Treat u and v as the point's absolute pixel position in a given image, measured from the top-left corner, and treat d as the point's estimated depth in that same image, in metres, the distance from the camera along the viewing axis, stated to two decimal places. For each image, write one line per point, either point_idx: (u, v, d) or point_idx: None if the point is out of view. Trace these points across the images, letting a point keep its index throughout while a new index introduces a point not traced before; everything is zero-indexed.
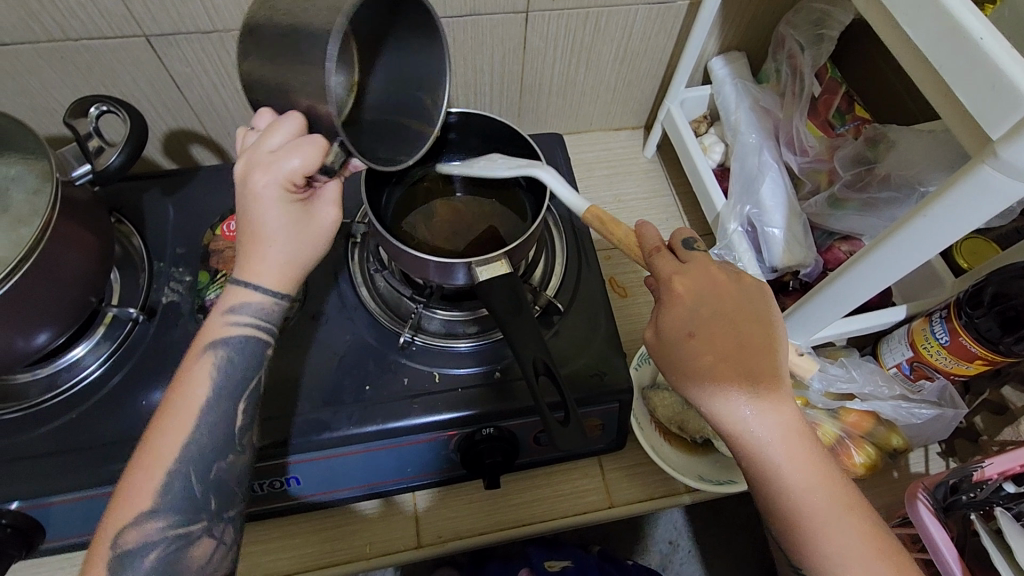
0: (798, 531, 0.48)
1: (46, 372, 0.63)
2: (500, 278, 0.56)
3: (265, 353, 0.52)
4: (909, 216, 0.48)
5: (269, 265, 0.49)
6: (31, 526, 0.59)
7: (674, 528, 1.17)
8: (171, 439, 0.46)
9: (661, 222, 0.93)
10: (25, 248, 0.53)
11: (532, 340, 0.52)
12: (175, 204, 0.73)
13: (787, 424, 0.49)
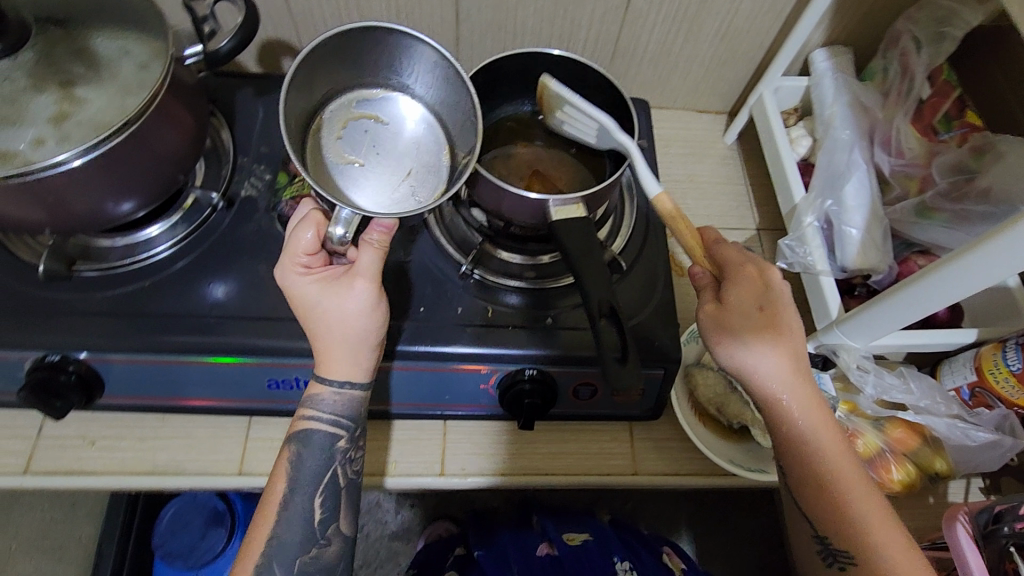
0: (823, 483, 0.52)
1: (126, 242, 0.67)
2: (578, 221, 0.56)
3: (341, 445, 0.60)
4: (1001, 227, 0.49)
5: (324, 335, 0.56)
6: (93, 379, 0.62)
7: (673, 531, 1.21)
8: (261, 532, 0.57)
9: (730, 209, 0.91)
10: (132, 113, 0.56)
11: (601, 281, 0.52)
12: (265, 106, 0.75)
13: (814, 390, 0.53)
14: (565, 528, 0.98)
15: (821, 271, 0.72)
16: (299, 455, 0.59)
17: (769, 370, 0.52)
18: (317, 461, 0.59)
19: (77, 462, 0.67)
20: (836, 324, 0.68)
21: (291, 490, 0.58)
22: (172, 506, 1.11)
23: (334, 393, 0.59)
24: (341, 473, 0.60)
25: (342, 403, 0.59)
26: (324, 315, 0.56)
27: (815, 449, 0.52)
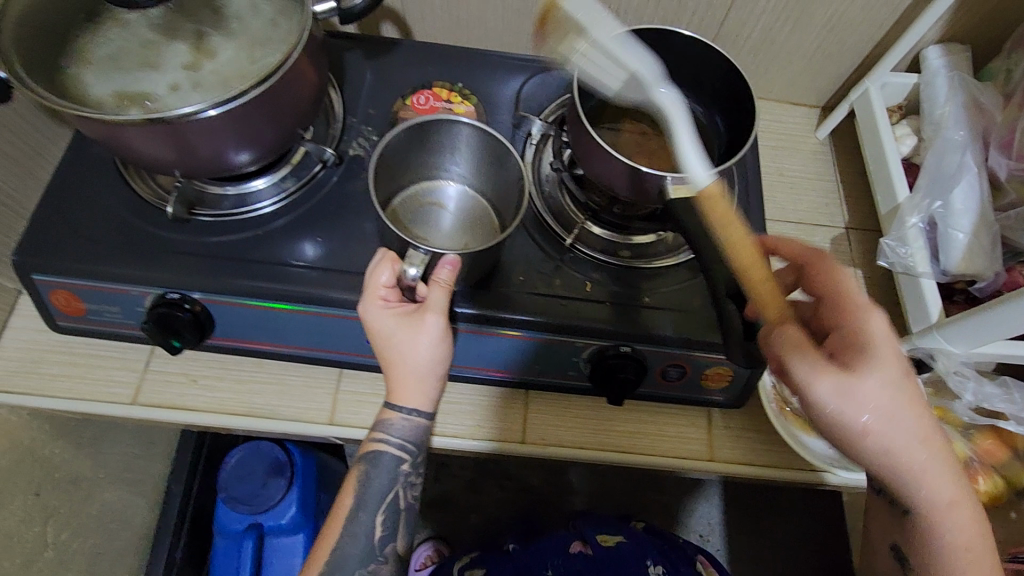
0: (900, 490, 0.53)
1: (238, 190, 0.69)
2: (699, 202, 0.56)
3: (401, 468, 0.63)
4: None
5: (399, 374, 0.60)
6: (207, 320, 0.65)
7: (707, 523, 1.34)
8: (327, 546, 0.62)
9: (819, 205, 0.89)
10: (274, 67, 0.57)
11: (723, 258, 0.53)
12: (373, 69, 0.76)
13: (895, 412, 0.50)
14: (602, 528, 0.99)
15: (921, 273, 0.71)
16: (367, 475, 0.63)
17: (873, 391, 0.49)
18: (382, 482, 0.63)
19: (180, 397, 0.70)
20: (937, 327, 0.67)
21: (358, 507, 0.62)
22: (236, 453, 1.16)
23: (404, 418, 0.62)
24: (400, 495, 0.64)
25: (411, 428, 0.62)
26: (402, 353, 0.58)
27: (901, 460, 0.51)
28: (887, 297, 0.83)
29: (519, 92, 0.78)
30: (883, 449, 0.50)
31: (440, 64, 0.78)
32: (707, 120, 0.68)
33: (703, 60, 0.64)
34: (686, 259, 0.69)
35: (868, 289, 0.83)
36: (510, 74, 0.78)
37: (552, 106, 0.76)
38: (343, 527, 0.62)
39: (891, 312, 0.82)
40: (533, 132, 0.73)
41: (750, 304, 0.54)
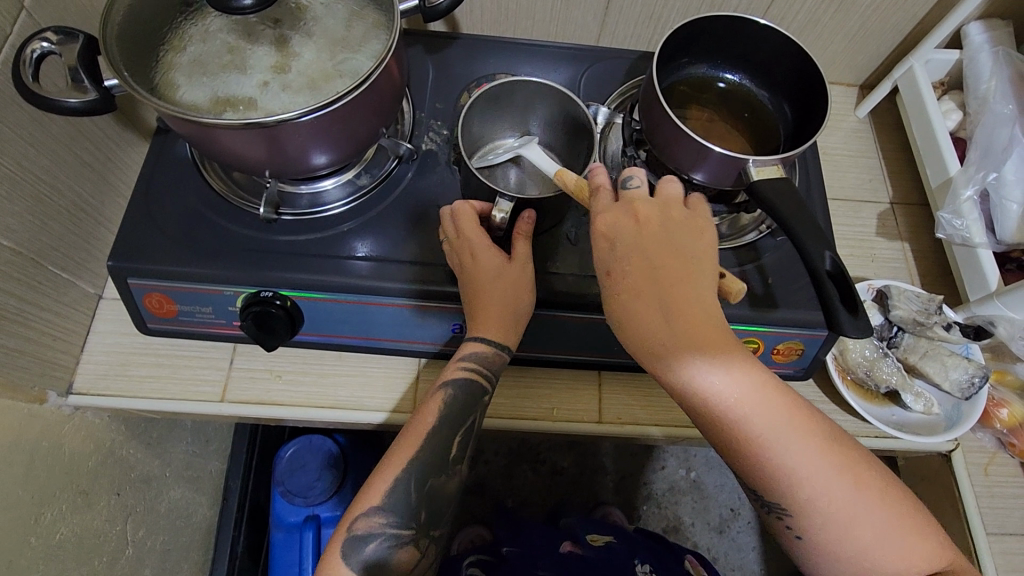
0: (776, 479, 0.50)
1: (314, 189, 0.71)
2: (779, 181, 0.58)
3: (482, 397, 0.64)
4: None
5: (492, 311, 0.61)
6: (297, 314, 0.67)
7: (736, 498, 1.38)
8: (404, 450, 0.61)
9: (862, 181, 0.91)
10: (369, 70, 0.59)
11: (814, 235, 0.55)
12: (435, 64, 0.78)
13: (752, 391, 0.49)
14: (591, 530, 1.06)
15: (979, 243, 0.74)
16: (454, 395, 0.63)
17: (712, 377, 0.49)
18: (466, 404, 0.63)
19: (267, 393, 0.72)
20: (997, 295, 0.71)
21: (440, 425, 0.62)
22: (288, 447, 1.18)
23: (496, 352, 0.63)
24: (477, 422, 0.64)
25: (495, 363, 0.64)
26: (496, 283, 0.61)
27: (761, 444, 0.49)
28: (935, 269, 0.86)
29: (577, 80, 0.79)
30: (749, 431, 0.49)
31: (498, 57, 0.80)
32: (772, 108, 0.72)
33: (777, 48, 0.68)
34: (751, 241, 0.71)
35: (917, 262, 0.86)
36: (569, 64, 0.80)
37: (614, 95, 0.77)
38: (423, 440, 0.61)
39: (939, 283, 0.85)
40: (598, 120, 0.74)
41: (848, 281, 0.55)
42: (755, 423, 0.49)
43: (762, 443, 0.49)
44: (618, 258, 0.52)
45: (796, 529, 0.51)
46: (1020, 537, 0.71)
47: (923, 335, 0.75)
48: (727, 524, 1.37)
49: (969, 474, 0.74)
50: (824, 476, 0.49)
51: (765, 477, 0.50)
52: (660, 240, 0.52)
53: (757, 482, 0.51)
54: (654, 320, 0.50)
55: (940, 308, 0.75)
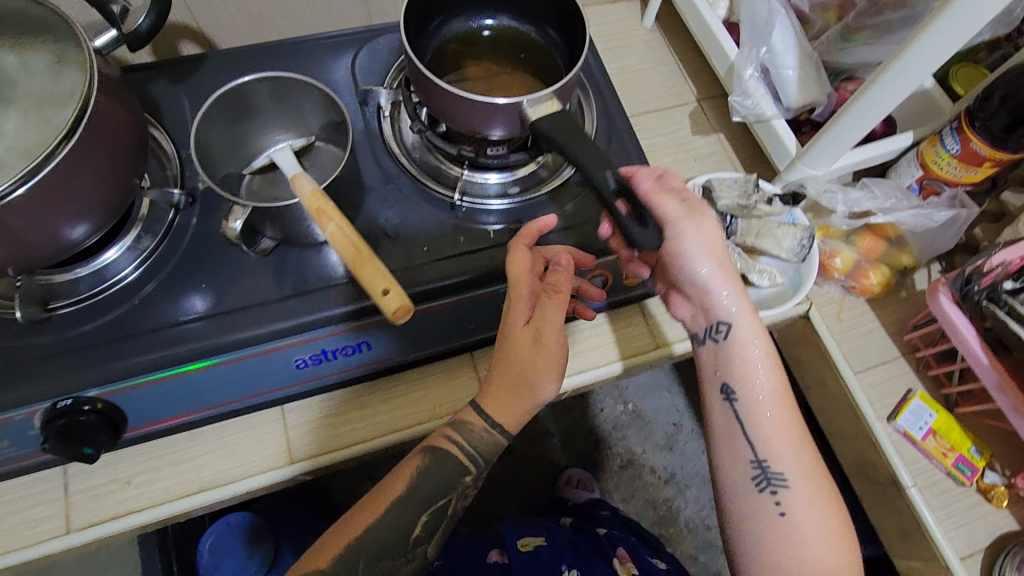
0: (765, 423, 0.59)
1: (90, 270, 0.62)
2: (557, 115, 0.57)
3: (462, 478, 0.59)
4: (891, 61, 0.60)
5: (522, 386, 0.56)
6: (114, 413, 0.59)
7: (675, 412, 1.42)
8: (362, 519, 0.58)
9: (667, 89, 0.94)
10: (71, 123, 0.51)
11: (595, 160, 0.55)
12: (188, 95, 0.70)
13: (754, 343, 0.61)
14: (523, 534, 1.04)
15: (771, 116, 0.78)
16: (430, 466, 0.58)
17: (736, 333, 0.61)
18: (439, 483, 0.58)
19: (120, 504, 0.64)
20: (798, 159, 0.75)
21: (410, 494, 0.58)
22: (207, 539, 1.10)
23: (486, 429, 0.58)
24: (453, 503, 0.60)
25: (488, 442, 0.58)
26: (540, 356, 0.55)
27: (751, 376, 0.60)
28: (751, 150, 0.90)
29: (351, 66, 0.73)
30: (744, 364, 0.61)
31: (259, 68, 0.73)
32: (545, 38, 0.70)
33: None
34: (569, 176, 0.70)
35: (735, 149, 0.90)
36: (337, 53, 0.74)
37: (392, 66, 0.73)
38: (384, 509, 0.58)
39: (760, 162, 0.89)
40: (382, 103, 0.69)
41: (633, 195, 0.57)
42: (752, 359, 0.60)
43: (778, 410, 0.59)
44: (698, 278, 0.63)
45: (783, 505, 0.58)
46: (882, 366, 0.78)
47: (752, 216, 0.77)
48: (674, 440, 1.40)
49: (826, 325, 0.79)
50: (820, 478, 0.59)
51: (775, 443, 0.59)
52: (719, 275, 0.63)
53: (776, 460, 0.59)
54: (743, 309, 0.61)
55: (757, 186, 0.78)
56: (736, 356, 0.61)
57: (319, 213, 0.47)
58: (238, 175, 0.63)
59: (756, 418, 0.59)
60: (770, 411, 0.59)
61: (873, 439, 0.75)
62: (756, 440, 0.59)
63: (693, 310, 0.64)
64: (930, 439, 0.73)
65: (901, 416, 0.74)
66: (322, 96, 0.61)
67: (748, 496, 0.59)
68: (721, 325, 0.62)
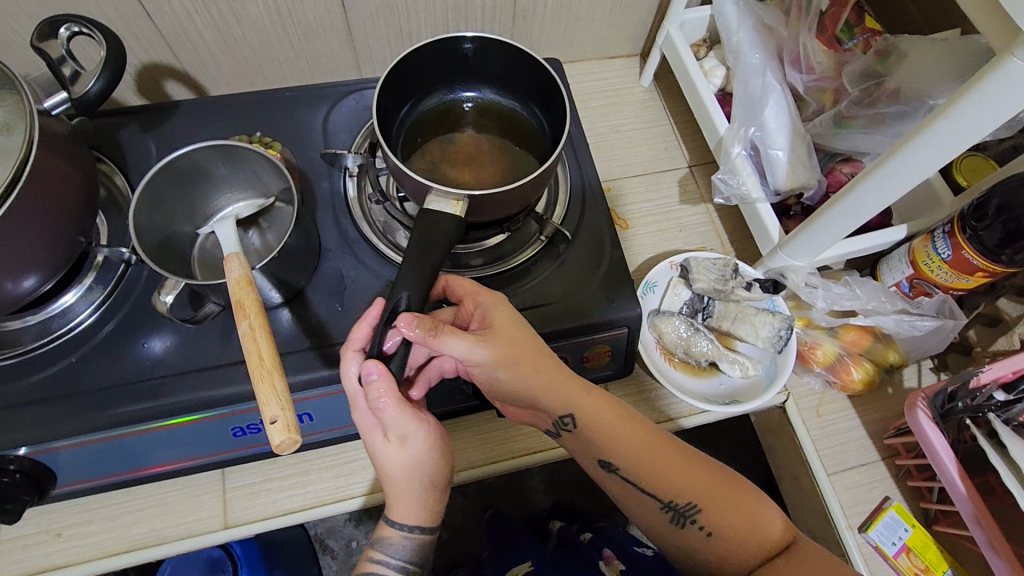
0: (654, 472, 0.58)
1: (37, 319, 0.62)
2: (448, 219, 0.55)
3: None
4: (873, 168, 0.57)
5: (401, 494, 0.55)
6: (41, 471, 0.58)
7: None
8: None
9: (659, 152, 0.91)
10: (5, 186, 0.51)
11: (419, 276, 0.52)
12: (157, 142, 0.69)
13: (592, 400, 0.58)
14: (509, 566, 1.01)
15: (756, 198, 0.74)
16: None
17: (566, 399, 0.58)
18: None
19: (47, 557, 0.63)
20: (779, 247, 0.71)
21: None
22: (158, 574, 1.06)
23: (404, 536, 0.57)
24: None
25: (409, 549, 0.57)
26: (401, 468, 0.54)
27: (609, 438, 0.58)
28: (740, 222, 0.86)
29: (325, 122, 0.72)
30: (600, 430, 0.58)
31: (232, 117, 0.72)
32: (525, 115, 0.71)
33: (507, 61, 0.66)
34: (535, 253, 0.68)
35: (723, 220, 0.86)
36: (312, 106, 0.73)
37: (367, 124, 0.72)
38: None
39: (748, 237, 0.85)
40: (349, 166, 0.68)
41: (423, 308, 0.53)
42: (602, 419, 0.58)
43: (657, 452, 0.58)
44: (521, 348, 0.56)
45: (705, 525, 0.57)
46: (859, 468, 0.73)
47: (729, 300, 0.75)
48: None
49: (803, 420, 0.75)
50: (720, 481, 0.58)
51: (675, 484, 0.57)
52: (528, 334, 0.57)
53: (676, 493, 0.57)
54: (559, 377, 0.57)
55: (736, 270, 0.75)
56: (590, 423, 0.59)
57: (238, 309, 0.46)
58: (190, 236, 0.61)
59: (641, 466, 0.58)
60: (644, 458, 0.58)
61: (843, 549, 0.70)
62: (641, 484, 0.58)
63: (533, 413, 0.61)
64: (902, 556, 0.68)
65: (873, 528, 0.70)
66: (275, 163, 0.60)
67: (672, 530, 0.58)
68: (566, 417, 0.59)
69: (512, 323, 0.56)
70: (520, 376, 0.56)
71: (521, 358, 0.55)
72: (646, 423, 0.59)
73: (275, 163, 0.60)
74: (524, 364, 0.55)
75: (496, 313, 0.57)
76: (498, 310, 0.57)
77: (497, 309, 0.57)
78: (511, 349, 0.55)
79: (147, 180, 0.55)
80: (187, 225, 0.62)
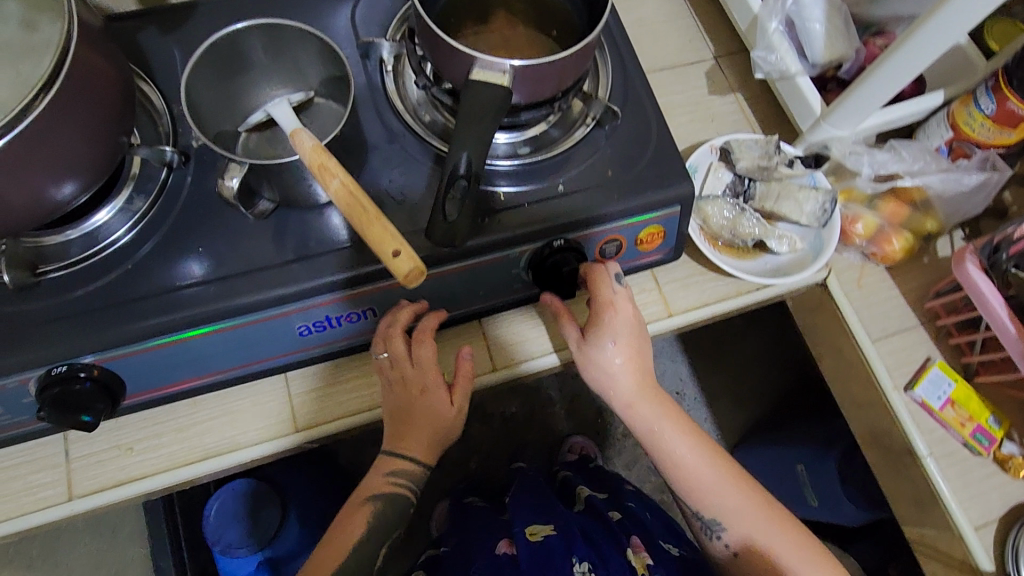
0: (683, 462, 0.64)
1: (79, 234, 0.59)
2: (494, 90, 0.52)
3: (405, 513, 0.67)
4: (923, 20, 0.57)
5: (430, 445, 0.65)
6: (112, 381, 0.57)
7: (681, 378, 1.38)
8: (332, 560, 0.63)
9: (684, 45, 0.89)
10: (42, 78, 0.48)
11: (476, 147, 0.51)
12: (179, 46, 0.66)
13: (668, 417, 0.64)
14: (531, 521, 0.87)
15: (795, 73, 0.74)
16: (383, 511, 0.65)
17: (643, 408, 0.64)
18: (389, 524, 0.65)
19: (123, 471, 0.63)
20: (823, 119, 0.71)
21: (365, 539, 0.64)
22: (212, 505, 1.08)
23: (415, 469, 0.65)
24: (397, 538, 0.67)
25: (418, 478, 0.66)
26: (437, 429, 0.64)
27: (665, 435, 0.64)
28: (772, 109, 0.86)
29: (352, 16, 0.69)
30: (654, 429, 0.64)
31: (253, 16, 0.68)
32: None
33: None
34: (582, 136, 0.67)
35: (754, 108, 0.86)
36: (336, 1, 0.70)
37: (399, 12, 0.68)
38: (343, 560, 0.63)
39: (779, 123, 0.85)
40: (384, 57, 0.66)
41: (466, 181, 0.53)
42: (665, 427, 0.64)
43: (703, 455, 0.64)
44: (601, 358, 0.63)
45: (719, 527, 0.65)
46: (901, 334, 0.75)
47: (772, 178, 0.75)
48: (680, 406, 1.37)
49: (845, 291, 0.76)
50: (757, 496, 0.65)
51: (702, 484, 0.64)
52: (631, 362, 0.63)
53: (709, 486, 0.64)
54: (637, 377, 0.63)
55: (779, 148, 0.76)
56: (653, 422, 0.64)
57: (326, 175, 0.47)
58: (233, 133, 0.59)
59: (675, 462, 0.64)
60: (684, 451, 0.64)
61: (891, 410, 0.73)
62: (672, 432, 0.64)
63: None
64: (948, 409, 0.71)
65: (919, 384, 0.72)
66: (320, 46, 0.57)
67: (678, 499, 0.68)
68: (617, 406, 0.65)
69: (621, 353, 0.62)
70: (600, 369, 0.63)
71: (600, 361, 0.63)
72: (704, 435, 0.65)
73: (318, 45, 0.57)
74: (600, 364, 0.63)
75: (615, 323, 0.62)
76: (624, 322, 0.62)
77: (621, 316, 0.62)
78: (597, 356, 0.62)
79: (192, 63, 0.53)
80: (229, 124, 0.59)
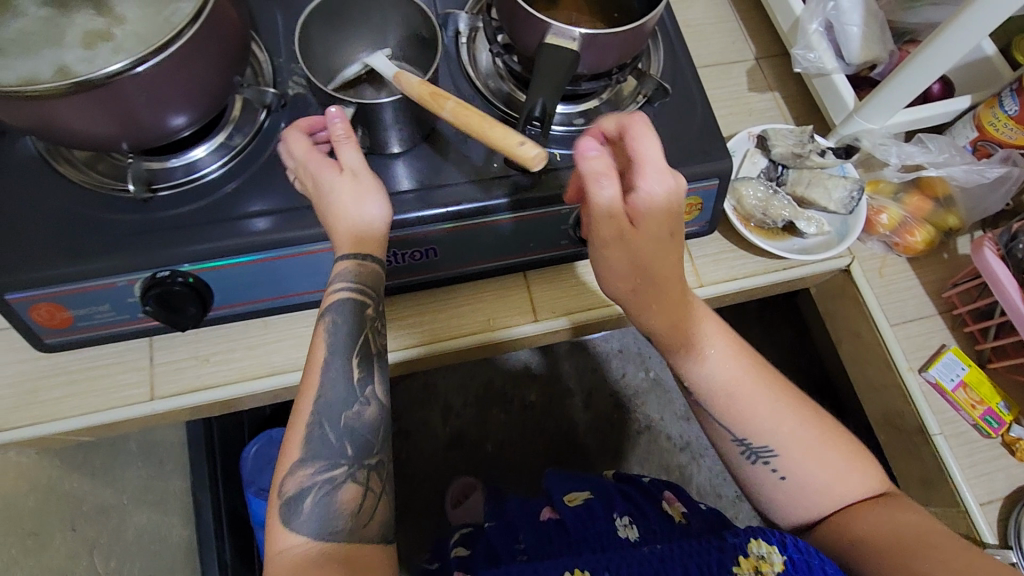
0: (731, 392, 0.64)
1: (184, 160, 0.67)
2: (564, 52, 0.59)
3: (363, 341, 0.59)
4: (956, 16, 0.62)
5: (342, 222, 0.58)
6: (203, 289, 0.65)
7: None
8: (307, 397, 0.56)
9: (729, 45, 0.96)
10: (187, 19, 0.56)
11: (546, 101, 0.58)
12: (281, 10, 0.75)
13: (722, 344, 0.65)
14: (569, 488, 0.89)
15: (831, 70, 0.80)
16: (337, 326, 0.58)
17: (708, 339, 0.64)
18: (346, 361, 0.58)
19: (199, 378, 0.70)
20: (856, 112, 0.77)
21: (331, 358, 0.57)
22: (252, 446, 1.17)
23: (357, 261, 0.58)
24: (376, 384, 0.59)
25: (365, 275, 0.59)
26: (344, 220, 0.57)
27: (716, 358, 0.64)
28: (807, 109, 0.92)
29: None
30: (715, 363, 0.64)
31: None
32: None
33: None
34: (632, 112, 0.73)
35: (790, 107, 0.92)
36: None
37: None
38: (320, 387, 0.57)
39: (813, 122, 0.91)
40: (461, 28, 0.73)
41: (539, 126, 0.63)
42: (714, 350, 0.64)
43: (755, 388, 0.65)
44: (638, 249, 0.56)
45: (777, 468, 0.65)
46: (918, 321, 0.80)
47: (805, 165, 0.81)
48: None
49: (867, 278, 0.81)
50: (811, 431, 0.66)
51: (759, 422, 0.64)
52: (663, 245, 0.57)
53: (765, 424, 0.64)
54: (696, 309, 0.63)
55: (813, 137, 0.82)
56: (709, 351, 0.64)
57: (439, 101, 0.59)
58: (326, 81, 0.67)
59: (728, 406, 0.65)
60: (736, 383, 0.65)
61: (905, 389, 0.78)
62: (714, 346, 0.64)
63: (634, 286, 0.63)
64: (960, 391, 0.75)
65: (933, 366, 0.77)
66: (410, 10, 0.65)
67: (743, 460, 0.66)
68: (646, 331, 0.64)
69: (653, 241, 0.56)
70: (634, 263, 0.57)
71: (641, 258, 0.57)
72: (743, 353, 0.66)
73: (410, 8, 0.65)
74: (644, 267, 0.57)
75: (654, 206, 0.54)
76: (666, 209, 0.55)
77: (661, 201, 0.54)
78: (641, 250, 0.56)
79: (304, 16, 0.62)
80: (322, 75, 0.67)
